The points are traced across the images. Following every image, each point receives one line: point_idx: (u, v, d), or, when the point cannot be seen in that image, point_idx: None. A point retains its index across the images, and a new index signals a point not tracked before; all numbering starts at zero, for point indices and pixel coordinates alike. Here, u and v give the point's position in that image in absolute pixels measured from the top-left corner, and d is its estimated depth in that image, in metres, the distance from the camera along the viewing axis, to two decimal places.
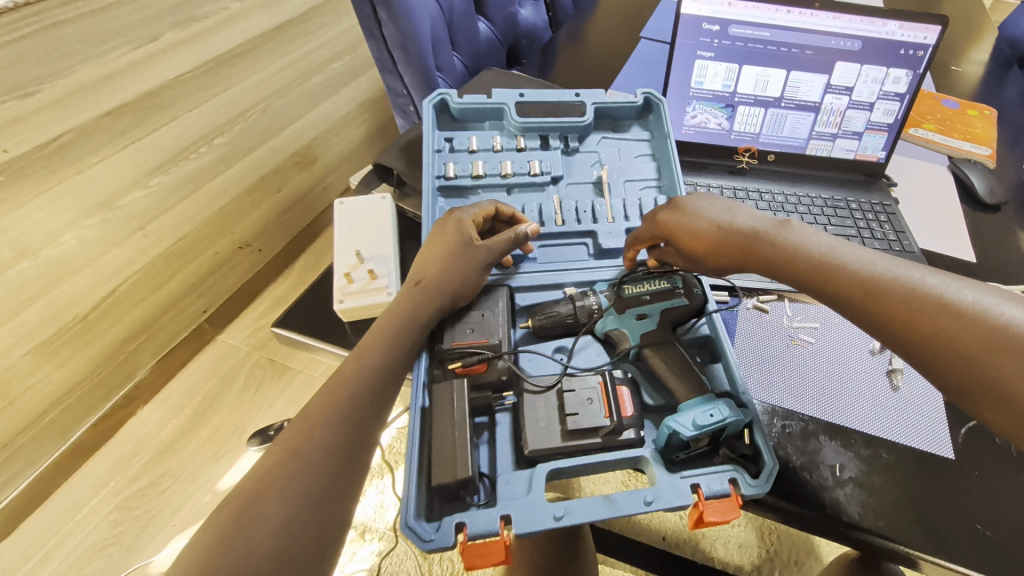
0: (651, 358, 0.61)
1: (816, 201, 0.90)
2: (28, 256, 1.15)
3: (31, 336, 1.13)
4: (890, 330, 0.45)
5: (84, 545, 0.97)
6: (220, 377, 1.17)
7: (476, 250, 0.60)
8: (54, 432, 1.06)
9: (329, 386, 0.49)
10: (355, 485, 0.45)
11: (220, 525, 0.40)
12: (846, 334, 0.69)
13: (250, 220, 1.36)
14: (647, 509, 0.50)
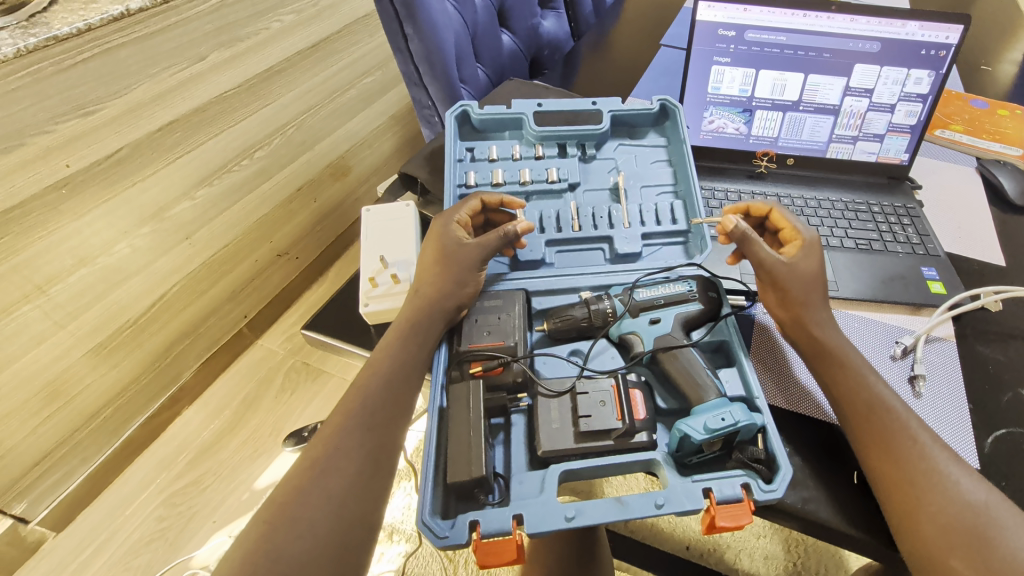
0: (664, 362, 0.62)
1: (837, 205, 0.89)
2: (85, 262, 1.05)
3: (86, 340, 1.06)
4: (905, 476, 0.52)
5: (130, 541, 1.03)
6: (259, 380, 1.26)
7: (467, 248, 0.61)
8: (106, 432, 1.09)
9: (345, 404, 0.51)
10: (379, 495, 0.47)
11: (252, 538, 0.42)
12: (867, 345, 0.73)
13: (290, 226, 1.38)
14: (658, 512, 0.51)
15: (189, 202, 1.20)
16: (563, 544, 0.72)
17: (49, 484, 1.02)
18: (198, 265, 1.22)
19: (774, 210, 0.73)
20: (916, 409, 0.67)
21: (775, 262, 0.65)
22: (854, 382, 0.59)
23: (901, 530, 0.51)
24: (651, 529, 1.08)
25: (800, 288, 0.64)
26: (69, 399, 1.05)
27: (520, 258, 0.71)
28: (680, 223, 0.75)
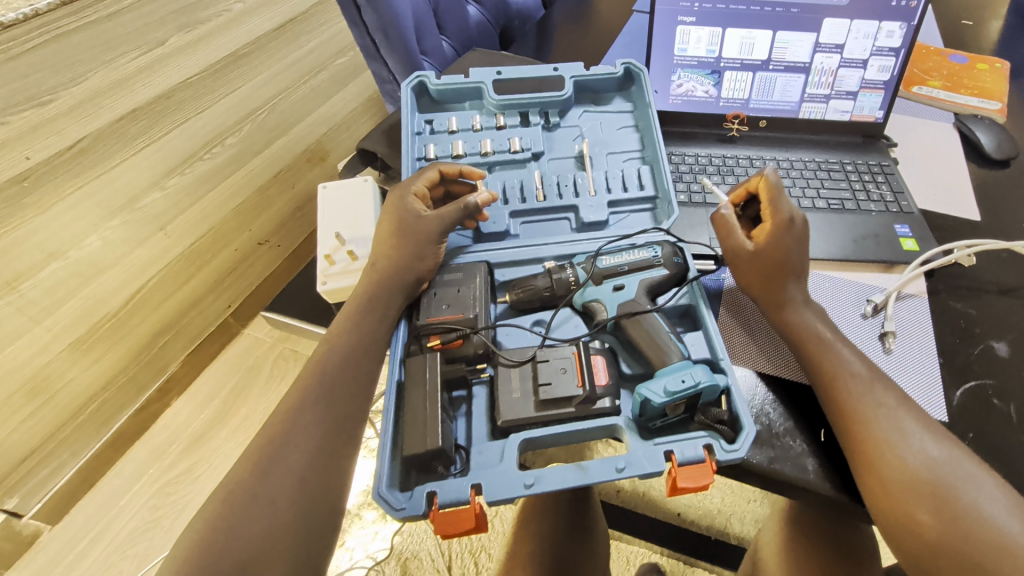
0: (627, 328, 0.61)
1: (809, 165, 0.88)
2: (53, 257, 1.14)
3: (63, 335, 1.11)
4: (870, 437, 0.53)
5: (129, 527, 0.98)
6: (245, 370, 1.17)
7: (424, 221, 0.59)
8: (94, 424, 1.06)
9: (303, 379, 0.49)
10: (340, 469, 0.46)
11: (208, 517, 0.42)
12: (838, 305, 0.73)
13: (269, 213, 1.34)
14: (618, 476, 0.51)
15: (160, 192, 1.27)
16: (557, 516, 0.69)
17: (39, 479, 1.00)
18: (175, 257, 1.23)
19: (764, 178, 0.69)
20: (884, 366, 0.66)
21: (740, 247, 0.66)
22: (819, 352, 0.59)
23: (867, 489, 0.52)
24: (643, 496, 1.08)
25: (763, 269, 0.64)
26: (52, 393, 1.07)
27: (483, 230, 0.70)
28: (647, 189, 0.74)
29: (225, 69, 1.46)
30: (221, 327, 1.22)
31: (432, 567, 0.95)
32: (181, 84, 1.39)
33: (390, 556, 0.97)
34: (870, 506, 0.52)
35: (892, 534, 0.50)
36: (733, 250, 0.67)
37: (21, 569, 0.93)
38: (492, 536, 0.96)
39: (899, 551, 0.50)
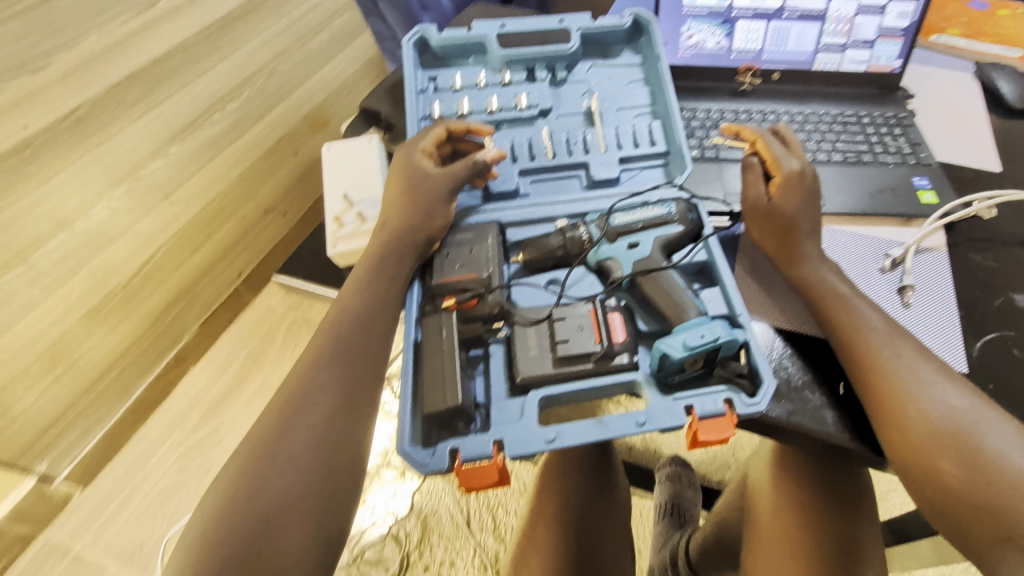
0: (644, 286, 0.60)
1: (824, 118, 0.85)
2: (61, 228, 1.12)
3: (78, 305, 1.09)
4: (889, 389, 0.52)
5: (157, 489, 0.98)
6: (261, 337, 1.12)
7: (433, 179, 0.58)
8: (113, 393, 1.06)
9: (320, 337, 0.49)
10: (359, 427, 0.46)
11: (233, 473, 0.42)
12: (856, 258, 0.72)
13: (274, 181, 1.31)
14: (639, 430, 0.51)
15: (162, 160, 1.24)
16: (581, 479, 0.69)
17: (70, 440, 1.01)
18: (183, 226, 1.20)
19: (760, 138, 0.68)
20: (903, 318, 0.66)
21: (754, 206, 0.65)
22: (836, 307, 0.58)
23: (888, 441, 0.51)
24: (652, 454, 1.06)
25: (780, 227, 0.63)
26: (69, 364, 1.06)
27: (492, 189, 0.68)
28: (659, 144, 0.71)
29: (220, 33, 1.43)
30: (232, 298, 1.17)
31: (451, 521, 0.97)
32: (177, 48, 1.38)
33: (410, 513, 0.98)
34: (892, 458, 0.51)
35: (917, 485, 0.49)
36: (750, 209, 0.65)
37: (58, 527, 0.95)
38: (508, 494, 0.98)
39: (923, 502, 0.50)
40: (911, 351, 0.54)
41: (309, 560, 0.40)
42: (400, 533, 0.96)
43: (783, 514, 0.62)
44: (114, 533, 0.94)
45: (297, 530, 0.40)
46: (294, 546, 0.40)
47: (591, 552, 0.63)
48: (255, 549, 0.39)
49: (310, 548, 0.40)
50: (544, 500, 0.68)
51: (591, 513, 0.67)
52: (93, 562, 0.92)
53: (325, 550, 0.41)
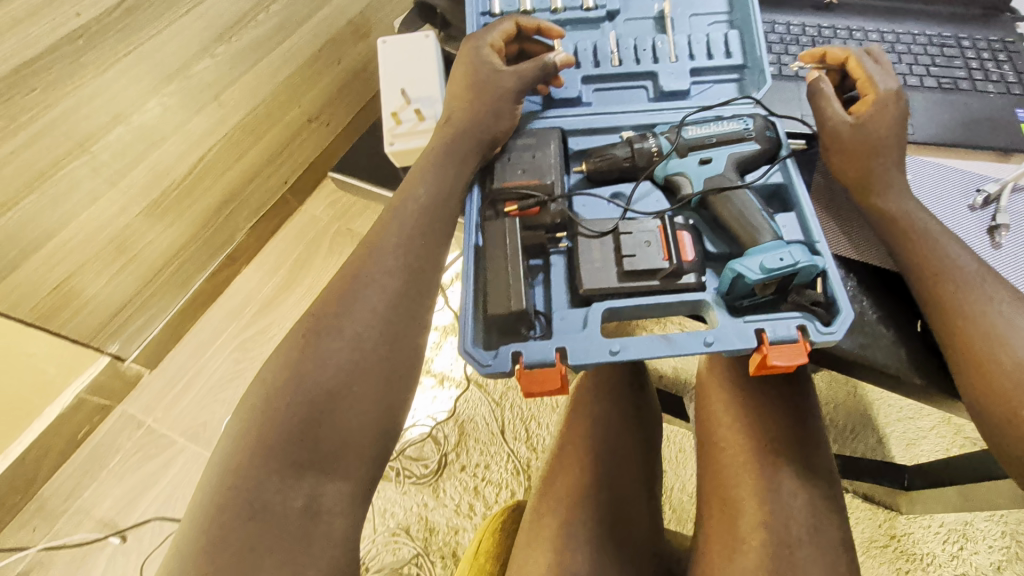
0: (715, 206, 0.55)
1: (919, 38, 0.74)
2: (119, 120, 0.94)
3: (140, 197, 0.99)
4: (974, 332, 0.46)
5: (214, 377, 1.04)
6: (306, 243, 1.17)
7: (501, 76, 0.54)
8: (176, 283, 1.05)
9: (383, 221, 0.49)
10: (417, 322, 0.46)
11: (299, 340, 0.44)
12: (942, 190, 0.63)
13: (317, 91, 1.15)
14: (706, 349, 0.48)
15: (210, 60, 1.01)
16: (609, 398, 0.67)
17: (137, 326, 1.01)
18: (231, 128, 1.06)
19: (851, 54, 0.59)
20: (993, 260, 0.59)
21: (836, 124, 0.56)
22: (921, 243, 0.51)
23: (968, 387, 0.46)
24: (684, 383, 1.04)
25: (865, 150, 0.54)
26: (135, 254, 0.99)
27: (554, 96, 0.63)
28: (735, 57, 0.64)
29: None
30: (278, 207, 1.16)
31: (486, 429, 1.01)
32: None
33: (449, 418, 1.02)
34: (969, 404, 0.46)
35: (991, 433, 0.45)
36: (831, 127, 0.56)
37: (131, 402, 1.02)
38: (543, 408, 1.01)
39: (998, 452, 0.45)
40: (1004, 294, 0.47)
41: (366, 442, 0.42)
42: (438, 435, 1.01)
43: (707, 417, 0.62)
44: (180, 412, 1.01)
45: (356, 412, 0.42)
46: (353, 427, 0.41)
47: (624, 472, 0.62)
48: (315, 424, 0.40)
49: (370, 431, 0.42)
50: (574, 422, 0.67)
51: (625, 432, 0.65)
52: (162, 435, 0.99)
53: (380, 435, 0.43)
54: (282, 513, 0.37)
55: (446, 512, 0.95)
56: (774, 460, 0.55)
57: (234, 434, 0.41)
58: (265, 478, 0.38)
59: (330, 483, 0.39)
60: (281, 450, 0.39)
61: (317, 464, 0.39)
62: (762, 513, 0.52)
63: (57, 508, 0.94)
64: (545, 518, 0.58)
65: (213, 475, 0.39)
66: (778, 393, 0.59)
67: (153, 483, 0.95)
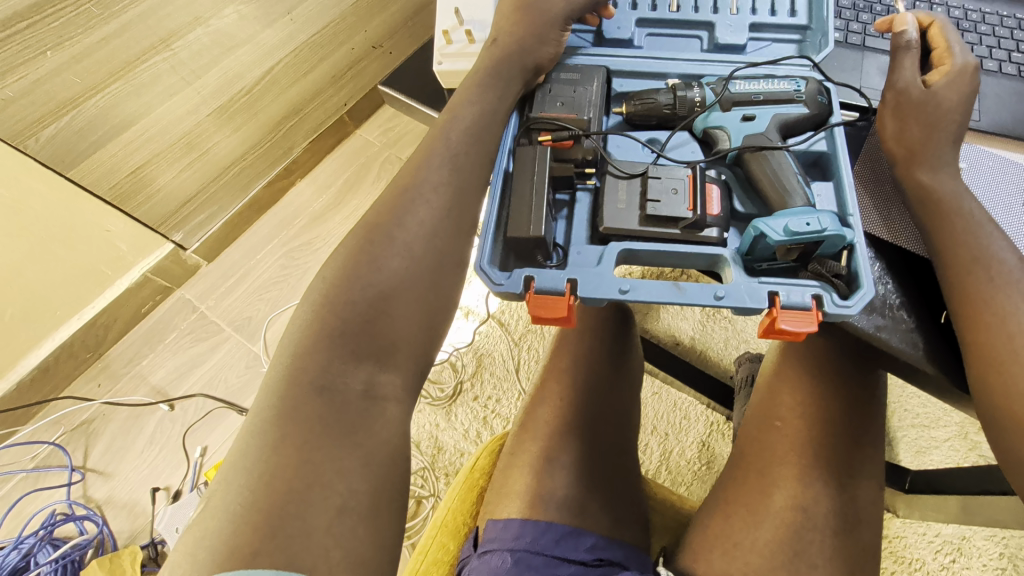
0: (750, 163, 0.55)
1: (1006, 21, 0.69)
2: (198, 23, 0.90)
3: (211, 99, 1.00)
4: (1000, 331, 0.45)
5: (264, 277, 1.14)
6: (357, 166, 1.25)
7: (549, 1, 0.56)
8: (233, 188, 1.13)
9: (429, 140, 0.51)
10: (464, 234, 0.49)
11: (353, 245, 0.47)
12: (999, 181, 0.59)
13: (385, 17, 1.16)
14: (715, 303, 0.49)
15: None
16: (592, 342, 0.71)
17: (199, 220, 1.10)
18: (300, 44, 1.07)
19: (934, 21, 0.57)
20: None
21: (908, 87, 0.54)
22: (961, 229, 0.49)
23: (983, 387, 0.45)
24: (698, 352, 1.06)
25: (930, 117, 0.53)
26: (202, 152, 1.04)
27: (605, 34, 0.64)
28: (800, 16, 0.63)
29: None
30: (336, 126, 1.24)
31: (503, 364, 1.06)
32: None
33: (468, 349, 1.08)
34: (981, 405, 0.46)
35: (1002, 436, 0.45)
36: (902, 88, 0.54)
37: (189, 288, 1.13)
38: None
39: (1002, 455, 0.45)
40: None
41: (417, 340, 0.45)
42: (456, 363, 1.07)
43: (771, 398, 0.61)
44: (231, 302, 1.11)
45: (407, 312, 0.45)
46: (405, 325, 0.45)
47: (602, 414, 0.66)
48: (371, 319, 0.44)
49: (417, 331, 0.45)
50: (555, 362, 0.71)
51: (603, 378, 0.69)
52: (213, 321, 1.10)
53: (428, 336, 0.46)
54: (345, 394, 0.41)
55: (454, 435, 1.01)
56: (825, 455, 0.56)
57: (297, 328, 0.44)
58: (330, 361, 0.42)
59: (386, 373, 0.43)
60: (341, 339, 0.43)
61: (375, 354, 0.43)
62: (796, 497, 0.54)
63: (119, 370, 1.06)
64: (523, 448, 0.63)
65: (282, 359, 0.43)
66: (848, 393, 0.58)
67: (201, 363, 1.06)
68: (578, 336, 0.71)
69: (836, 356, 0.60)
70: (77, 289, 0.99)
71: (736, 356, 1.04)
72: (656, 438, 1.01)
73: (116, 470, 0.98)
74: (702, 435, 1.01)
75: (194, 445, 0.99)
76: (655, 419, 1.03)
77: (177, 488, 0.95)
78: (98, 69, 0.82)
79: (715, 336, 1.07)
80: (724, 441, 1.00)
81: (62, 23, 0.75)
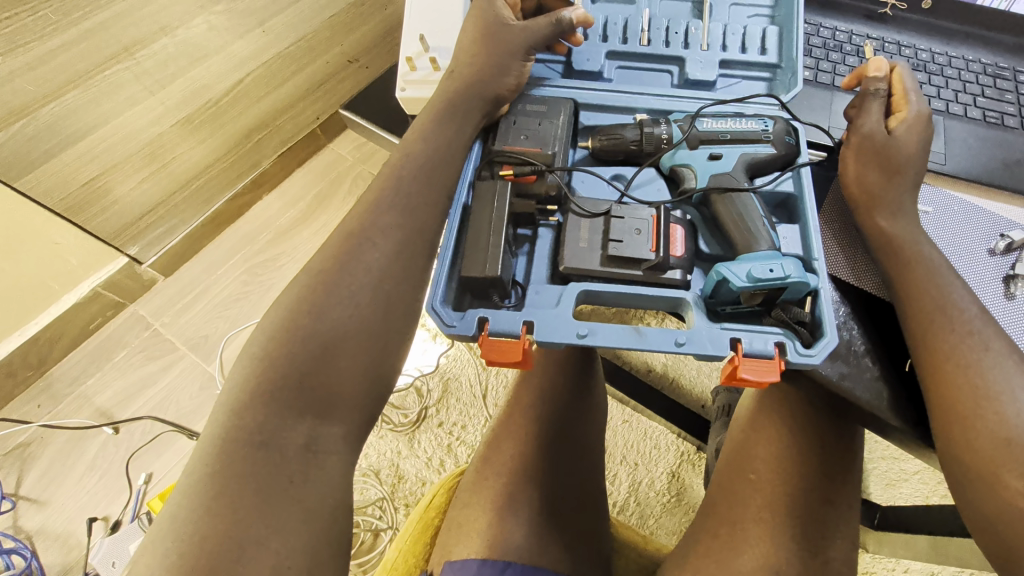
0: (716, 205, 0.54)
1: (972, 65, 0.69)
2: (165, 32, 0.86)
3: (175, 111, 0.96)
4: (963, 381, 0.43)
5: (223, 293, 1.10)
6: (328, 181, 1.22)
7: (511, 30, 0.55)
8: (196, 201, 1.09)
9: (381, 180, 0.48)
10: (420, 278, 0.46)
11: (297, 295, 0.43)
12: (965, 225, 0.58)
13: (363, 32, 1.13)
14: (676, 349, 0.47)
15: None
16: (560, 372, 0.68)
17: (158, 234, 1.06)
18: (271, 57, 1.04)
19: (895, 66, 0.56)
20: (998, 310, 0.54)
21: (873, 132, 0.53)
22: (921, 275, 0.48)
23: (948, 439, 0.43)
24: (670, 381, 1.04)
25: (888, 165, 0.52)
26: (164, 163, 1.00)
27: (575, 66, 0.64)
28: (769, 55, 0.63)
29: None
30: (307, 139, 1.21)
31: (470, 390, 1.03)
32: None
33: (435, 372, 1.05)
34: (946, 458, 0.43)
35: (969, 493, 0.42)
36: (866, 133, 0.54)
37: (144, 303, 1.09)
38: None
39: (969, 511, 0.42)
40: (996, 346, 0.44)
41: (365, 393, 0.42)
42: (422, 387, 1.03)
43: (747, 447, 0.60)
44: (187, 320, 1.07)
45: (354, 362, 0.42)
46: (352, 375, 0.42)
47: (569, 451, 0.63)
48: (315, 370, 0.41)
49: (363, 383, 0.42)
50: (519, 396, 0.68)
51: (575, 421, 0.66)
52: (166, 340, 1.05)
53: (380, 386, 0.43)
54: (284, 449, 0.38)
55: (416, 463, 0.98)
56: (797, 513, 0.54)
57: (234, 383, 0.41)
58: (266, 419, 0.39)
59: (329, 425, 0.41)
60: (282, 394, 0.40)
61: (318, 407, 0.40)
62: (765, 557, 0.52)
63: (61, 390, 1.01)
64: (487, 483, 0.60)
65: (219, 418, 0.39)
66: (823, 446, 0.57)
67: (150, 384, 1.01)
68: (550, 373, 0.68)
69: (814, 406, 0.59)
70: (21, 304, 0.94)
71: (708, 385, 1.03)
72: (625, 467, 0.99)
73: (51, 498, 0.92)
74: (672, 465, 0.99)
75: (139, 472, 0.94)
76: (625, 448, 1.01)
77: (117, 518, 0.90)
78: (53, 77, 0.77)
79: (688, 364, 1.05)
80: (693, 471, 0.98)
81: (16, 28, 0.70)
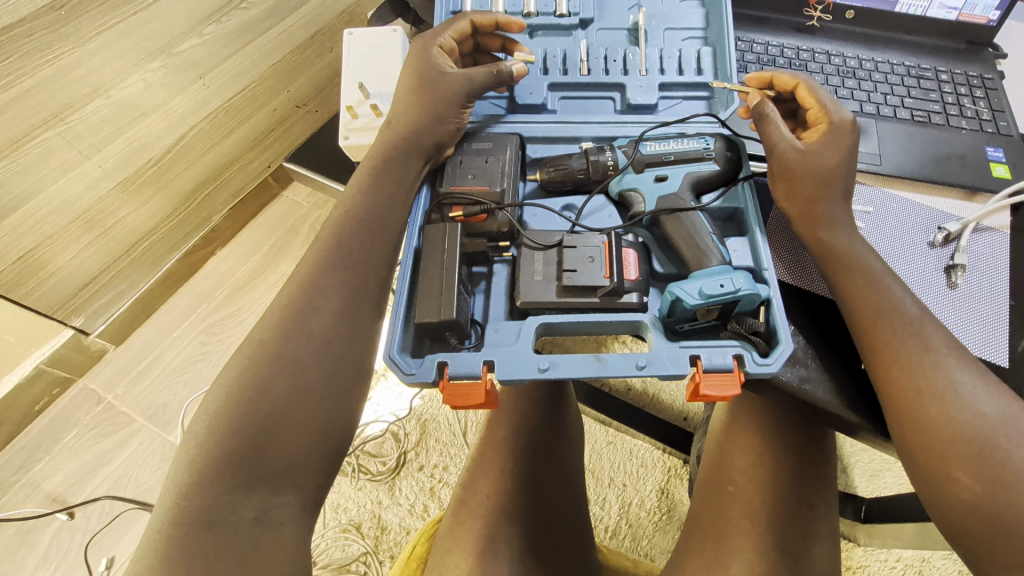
0: (666, 225, 0.55)
1: (897, 68, 0.73)
2: (96, 93, 0.86)
3: (114, 173, 0.94)
4: (908, 382, 0.43)
5: (181, 356, 1.05)
6: (285, 229, 1.19)
7: (443, 74, 0.55)
8: (144, 263, 1.05)
9: (322, 237, 0.47)
10: (369, 333, 0.45)
11: (241, 368, 0.41)
12: (903, 222, 0.60)
13: (308, 76, 1.12)
14: (637, 373, 0.46)
15: (197, 39, 0.94)
16: (530, 404, 0.67)
17: (104, 302, 1.01)
18: (215, 108, 1.02)
19: (800, 82, 0.58)
20: (943, 300, 0.56)
21: (787, 150, 0.54)
22: (861, 282, 0.48)
23: (902, 438, 0.43)
24: (651, 397, 1.03)
25: (815, 179, 0.52)
26: (106, 228, 0.97)
27: (519, 100, 0.65)
28: (705, 74, 0.65)
29: None
30: (259, 189, 1.18)
31: (448, 430, 1.00)
32: None
33: (410, 416, 1.02)
34: (903, 456, 0.43)
35: (926, 489, 0.41)
36: (781, 154, 0.54)
37: (93, 376, 1.03)
38: None
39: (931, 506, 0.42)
40: (943, 345, 0.44)
41: (319, 458, 0.40)
42: (399, 432, 1.00)
43: (724, 459, 0.60)
44: (142, 389, 1.02)
45: (305, 427, 0.40)
46: (305, 438, 0.40)
47: (547, 483, 0.62)
48: (262, 443, 0.39)
49: (318, 446, 0.40)
50: (493, 431, 0.66)
51: (550, 451, 0.65)
52: (121, 413, 1.00)
53: (334, 450, 0.42)
54: (238, 526, 0.36)
55: (399, 511, 0.94)
56: (779, 519, 0.53)
57: (183, 463, 0.38)
58: (213, 498, 0.36)
59: (283, 496, 0.39)
60: (232, 468, 0.37)
61: (271, 477, 0.38)
62: (751, 569, 0.51)
63: (6, 479, 0.94)
64: (463, 526, 0.58)
65: (171, 499, 0.37)
66: (795, 449, 0.57)
67: (107, 461, 0.96)
68: (522, 405, 0.67)
69: (782, 409, 0.59)
70: None
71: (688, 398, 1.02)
72: (614, 490, 0.98)
73: None
74: (660, 482, 0.98)
75: (99, 557, 0.88)
76: (612, 470, 0.99)
77: None
78: None
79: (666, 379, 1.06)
80: (682, 485, 0.97)
81: None
